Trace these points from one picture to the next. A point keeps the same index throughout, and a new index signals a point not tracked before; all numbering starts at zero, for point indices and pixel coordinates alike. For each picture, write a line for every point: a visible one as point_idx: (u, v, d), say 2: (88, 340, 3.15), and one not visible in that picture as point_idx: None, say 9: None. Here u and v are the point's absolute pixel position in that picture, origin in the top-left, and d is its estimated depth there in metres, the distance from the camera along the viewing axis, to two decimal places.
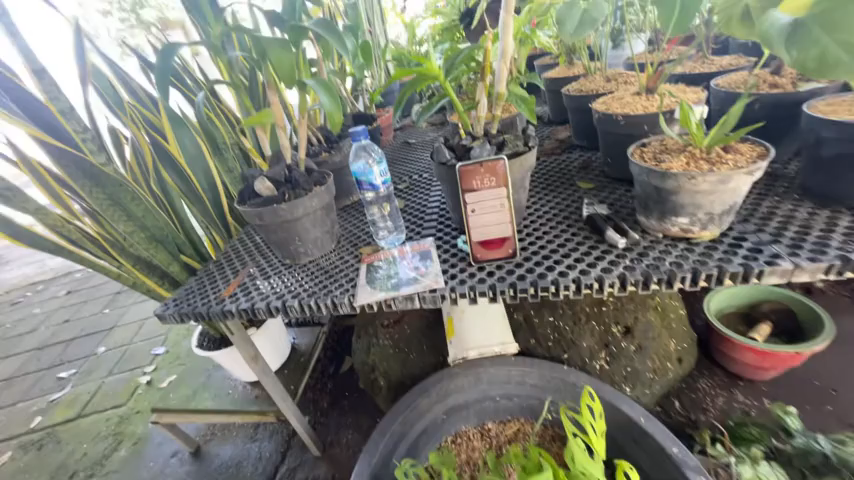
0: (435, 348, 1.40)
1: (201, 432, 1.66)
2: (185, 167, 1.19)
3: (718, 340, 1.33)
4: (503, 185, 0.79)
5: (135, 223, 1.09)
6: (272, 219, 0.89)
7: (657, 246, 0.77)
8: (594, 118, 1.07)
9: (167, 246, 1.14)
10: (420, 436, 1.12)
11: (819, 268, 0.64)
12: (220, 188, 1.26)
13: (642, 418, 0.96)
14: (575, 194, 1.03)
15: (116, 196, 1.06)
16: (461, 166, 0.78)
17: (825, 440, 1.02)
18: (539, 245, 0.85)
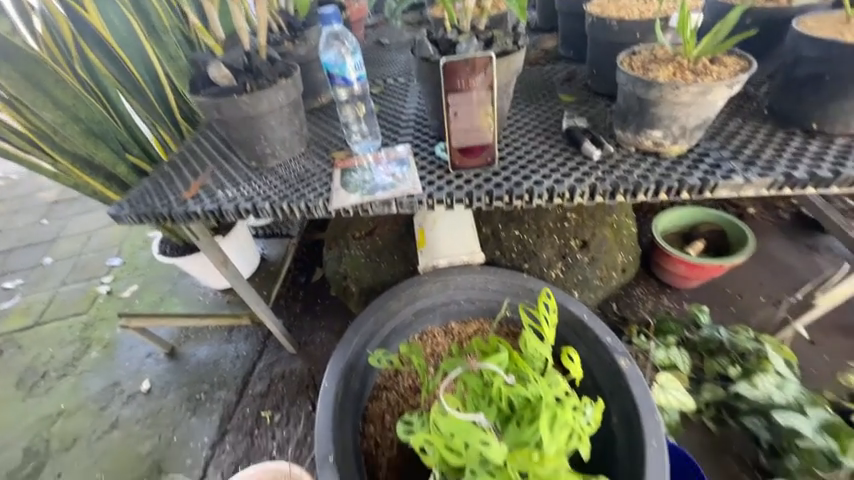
0: (406, 259, 1.45)
1: (175, 335, 1.70)
2: (116, 50, 1.00)
3: (659, 254, 1.50)
4: (489, 87, 0.75)
5: (65, 112, 1.00)
6: (232, 113, 0.81)
7: (628, 160, 0.79)
8: (587, 22, 1.00)
9: (107, 143, 1.09)
10: (391, 334, 1.22)
11: (763, 184, 0.72)
12: (163, 80, 1.10)
13: (585, 315, 1.08)
14: (556, 106, 1.01)
15: (35, 78, 0.94)
16: (446, 61, 0.72)
17: (725, 329, 1.20)
18: (517, 155, 0.85)
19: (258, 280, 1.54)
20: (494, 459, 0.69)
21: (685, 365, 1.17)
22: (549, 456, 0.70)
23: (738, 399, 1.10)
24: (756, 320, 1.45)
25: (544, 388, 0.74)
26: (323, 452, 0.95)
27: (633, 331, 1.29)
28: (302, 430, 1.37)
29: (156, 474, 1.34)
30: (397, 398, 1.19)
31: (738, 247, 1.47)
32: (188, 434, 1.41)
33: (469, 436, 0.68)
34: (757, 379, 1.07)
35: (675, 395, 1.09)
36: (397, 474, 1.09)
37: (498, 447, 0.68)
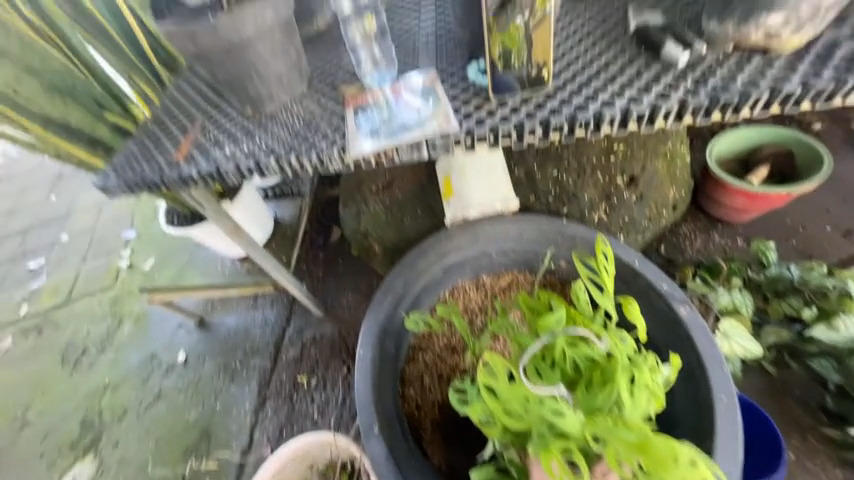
0: (430, 211, 1.31)
1: (200, 305, 1.67)
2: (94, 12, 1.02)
3: (713, 186, 1.34)
4: (545, 55, 0.71)
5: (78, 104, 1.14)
6: (225, 76, 0.80)
7: (711, 65, 0.70)
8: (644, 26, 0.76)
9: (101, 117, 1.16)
10: (422, 292, 1.15)
11: None
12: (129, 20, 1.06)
13: (636, 261, 0.95)
14: (616, 54, 0.76)
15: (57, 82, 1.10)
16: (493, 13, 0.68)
17: (795, 267, 1.06)
18: (582, 65, 0.76)
19: (275, 246, 1.48)
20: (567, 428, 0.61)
21: (749, 309, 1.04)
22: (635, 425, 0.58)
23: (804, 341, 1.00)
24: (819, 251, 1.31)
25: (615, 347, 0.65)
26: (367, 423, 0.91)
27: (688, 274, 1.14)
28: (340, 393, 1.36)
29: (207, 440, 1.37)
30: (434, 358, 1.16)
31: (808, 171, 1.28)
32: (230, 401, 1.43)
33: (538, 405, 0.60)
34: (839, 321, 0.95)
35: (741, 342, 0.99)
36: (441, 435, 1.07)
37: (574, 417, 0.59)
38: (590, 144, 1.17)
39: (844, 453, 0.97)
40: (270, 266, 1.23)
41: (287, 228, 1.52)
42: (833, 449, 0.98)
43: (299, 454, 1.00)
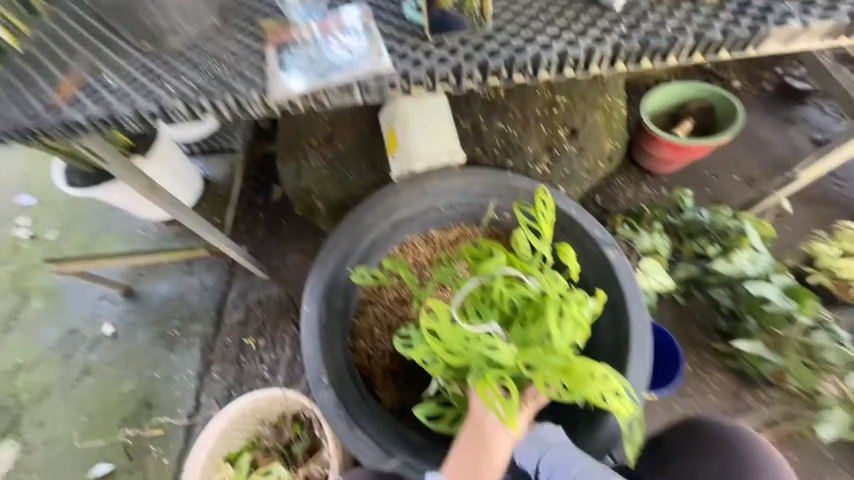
0: (375, 165, 1.25)
1: (124, 274, 1.51)
2: None
3: (644, 138, 1.42)
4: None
5: None
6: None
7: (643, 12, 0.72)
8: None
9: None
10: (369, 249, 1.11)
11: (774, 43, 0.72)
12: None
13: (574, 211, 1.01)
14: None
15: None
16: None
17: (707, 211, 1.18)
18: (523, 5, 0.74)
19: (206, 205, 1.35)
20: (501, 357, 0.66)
21: (666, 250, 1.17)
22: (559, 349, 0.64)
23: (710, 273, 1.15)
24: (726, 198, 1.48)
25: (546, 284, 0.70)
26: (315, 376, 0.92)
27: (618, 221, 1.23)
28: (290, 352, 1.34)
29: (147, 410, 1.31)
30: (383, 311, 1.18)
31: (724, 126, 1.40)
32: (171, 370, 1.36)
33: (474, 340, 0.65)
34: (735, 256, 1.09)
35: (656, 277, 1.11)
36: (392, 382, 1.12)
37: (507, 349, 0.64)
38: (534, 95, 1.18)
39: (727, 363, 1.16)
40: (201, 229, 1.12)
41: (219, 187, 1.38)
42: (719, 362, 1.18)
43: (247, 413, 0.99)
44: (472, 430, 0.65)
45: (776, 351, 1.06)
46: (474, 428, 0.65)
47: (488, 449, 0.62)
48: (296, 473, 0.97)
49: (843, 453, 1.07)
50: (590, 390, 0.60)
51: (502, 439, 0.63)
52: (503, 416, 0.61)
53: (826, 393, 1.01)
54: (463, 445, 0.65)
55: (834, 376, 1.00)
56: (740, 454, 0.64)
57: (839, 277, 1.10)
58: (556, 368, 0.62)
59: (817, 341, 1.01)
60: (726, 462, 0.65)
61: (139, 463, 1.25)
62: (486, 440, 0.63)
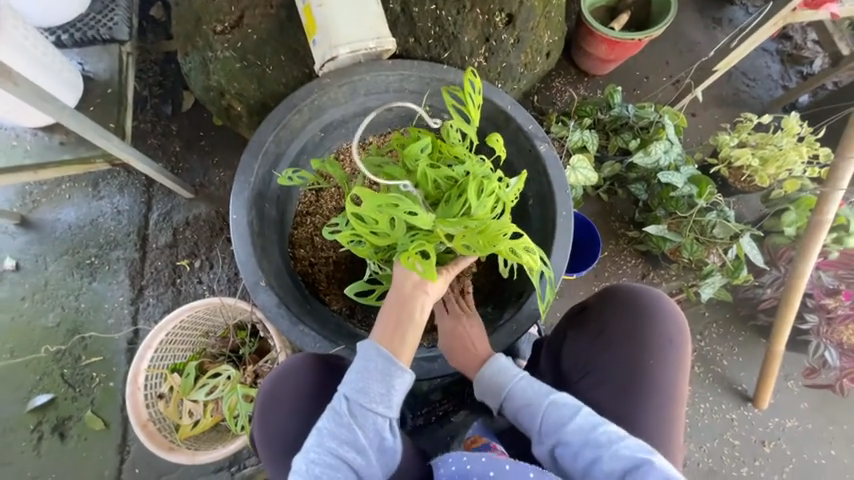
0: (297, 57, 1.10)
1: (13, 201, 1.31)
2: None
3: (583, 34, 1.38)
4: None
5: None
6: None
7: None
8: None
9: None
10: (300, 155, 1.06)
11: None
12: None
13: (508, 105, 0.99)
14: None
15: None
16: None
17: (633, 106, 1.23)
18: None
19: (95, 110, 1.14)
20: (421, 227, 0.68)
21: (594, 146, 1.22)
22: (478, 217, 0.69)
23: (630, 169, 1.23)
24: (653, 99, 1.54)
25: (470, 166, 0.71)
26: (253, 279, 0.88)
27: (552, 120, 1.28)
28: (231, 271, 1.30)
29: (79, 339, 1.24)
30: (323, 221, 1.16)
31: (658, 20, 1.39)
32: (97, 298, 1.27)
33: (392, 210, 0.65)
34: (652, 148, 1.15)
35: (582, 172, 1.17)
36: (338, 287, 1.14)
37: (426, 216, 0.66)
38: None
39: (637, 248, 1.32)
40: (89, 131, 0.96)
41: (108, 86, 1.15)
42: (632, 247, 1.33)
43: (187, 324, 0.97)
44: (393, 296, 0.67)
45: (677, 232, 1.20)
46: (396, 295, 0.67)
47: (410, 308, 0.66)
48: (247, 371, 0.99)
49: (717, 311, 1.31)
50: (503, 247, 0.69)
51: (421, 299, 0.67)
52: (423, 274, 0.66)
53: (711, 262, 1.19)
54: (386, 311, 0.67)
55: (719, 249, 1.18)
56: (648, 316, 0.76)
57: (733, 165, 1.21)
58: (475, 232, 0.67)
59: (709, 219, 1.15)
60: (638, 324, 0.76)
61: (82, 390, 1.21)
62: (408, 303, 0.66)
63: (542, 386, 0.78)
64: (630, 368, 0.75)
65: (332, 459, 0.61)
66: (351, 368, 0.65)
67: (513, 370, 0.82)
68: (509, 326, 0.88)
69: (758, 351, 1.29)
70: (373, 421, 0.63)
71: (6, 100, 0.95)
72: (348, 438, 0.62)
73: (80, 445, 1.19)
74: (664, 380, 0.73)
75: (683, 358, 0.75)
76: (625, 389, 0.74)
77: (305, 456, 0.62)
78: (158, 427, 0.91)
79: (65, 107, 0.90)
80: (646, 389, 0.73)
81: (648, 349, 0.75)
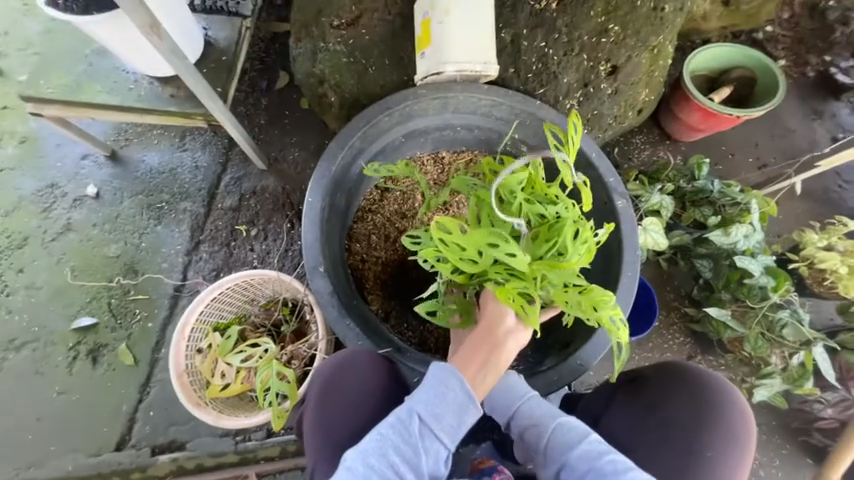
0: (399, 64, 1.15)
1: (109, 136, 1.42)
2: None
3: (678, 97, 1.36)
4: None
5: None
6: None
7: None
8: None
9: None
10: (379, 154, 1.09)
11: None
12: None
13: (594, 154, 0.98)
14: None
15: None
16: None
17: (719, 182, 1.19)
18: None
19: (207, 72, 1.22)
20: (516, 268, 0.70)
21: (669, 212, 1.18)
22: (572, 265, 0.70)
23: (699, 244, 1.18)
24: (735, 178, 1.48)
25: (565, 208, 0.72)
26: (312, 263, 0.90)
27: (630, 176, 1.25)
28: (281, 247, 1.34)
29: (132, 275, 1.31)
30: (383, 221, 1.18)
31: (759, 101, 1.35)
32: (158, 241, 1.34)
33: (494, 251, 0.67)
34: (732, 228, 1.10)
35: (652, 235, 1.14)
36: (381, 288, 1.14)
37: (522, 258, 0.68)
38: (586, 19, 1.09)
39: (689, 325, 1.25)
40: (202, 90, 1.03)
41: (223, 54, 1.24)
42: (684, 324, 1.26)
43: (239, 288, 1.01)
44: (486, 332, 0.70)
45: (741, 321, 1.14)
46: (489, 332, 0.70)
47: (500, 351, 0.69)
48: (283, 350, 1.01)
49: (763, 414, 1.22)
50: (603, 314, 0.70)
51: (510, 344, 0.70)
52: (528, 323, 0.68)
53: (772, 363, 1.12)
54: (475, 345, 0.69)
55: (782, 350, 1.11)
56: (714, 404, 0.72)
57: (816, 267, 1.14)
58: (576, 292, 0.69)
59: (781, 317, 1.09)
60: (702, 409, 0.72)
61: (122, 323, 1.27)
62: (498, 344, 0.69)
63: (550, 407, 0.75)
64: (687, 451, 0.70)
65: (389, 472, 0.62)
66: (428, 388, 0.66)
67: (523, 387, 0.78)
68: (551, 374, 0.85)
69: (801, 471, 1.18)
70: (437, 449, 0.65)
71: (132, 36, 1.03)
72: (409, 458, 0.63)
73: (107, 374, 1.24)
74: (724, 477, 0.67)
75: (747, 460, 0.69)
76: (680, 472, 0.69)
77: (363, 460, 0.62)
78: (191, 380, 0.94)
79: (189, 64, 0.98)
80: (705, 477, 0.67)
81: (711, 440, 0.70)
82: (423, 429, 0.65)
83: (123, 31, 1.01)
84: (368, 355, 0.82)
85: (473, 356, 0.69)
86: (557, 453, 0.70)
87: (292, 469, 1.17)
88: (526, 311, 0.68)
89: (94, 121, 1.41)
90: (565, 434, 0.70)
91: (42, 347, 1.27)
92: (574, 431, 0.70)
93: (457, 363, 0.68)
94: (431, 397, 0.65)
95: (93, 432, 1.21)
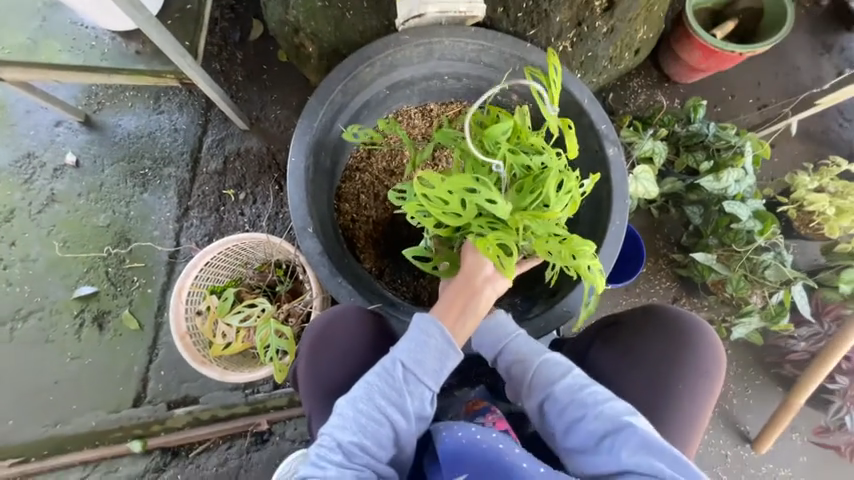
0: (379, 6, 1.06)
1: (79, 100, 1.34)
2: None
3: (679, 36, 1.28)
4: None
5: None
6: None
7: None
8: None
9: None
10: (362, 109, 1.04)
11: None
12: None
13: (586, 100, 0.93)
14: None
15: None
16: None
17: (714, 125, 1.16)
18: None
19: (171, 24, 1.13)
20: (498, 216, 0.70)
21: (662, 159, 1.16)
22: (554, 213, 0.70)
23: (691, 190, 1.18)
24: (733, 121, 1.44)
25: (549, 158, 0.72)
26: (301, 224, 0.90)
27: (624, 122, 1.22)
28: (271, 209, 1.33)
29: (125, 243, 1.31)
30: (371, 180, 1.16)
31: (765, 36, 1.27)
32: (146, 209, 1.33)
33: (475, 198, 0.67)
34: (724, 174, 1.09)
35: (643, 183, 1.12)
36: (373, 247, 1.15)
37: (504, 205, 0.68)
38: None
39: (676, 271, 1.28)
40: (168, 45, 0.97)
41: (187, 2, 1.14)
42: (671, 270, 1.29)
43: (231, 251, 1.02)
44: (464, 283, 0.72)
45: (726, 265, 1.16)
46: (468, 281, 0.72)
47: (478, 300, 0.71)
48: (280, 309, 1.05)
49: (740, 351, 1.29)
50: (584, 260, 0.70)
51: (489, 292, 0.72)
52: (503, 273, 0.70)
53: (752, 302, 1.16)
54: (455, 295, 0.72)
55: (763, 291, 1.15)
56: (688, 343, 0.76)
57: (804, 209, 1.14)
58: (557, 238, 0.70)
59: (764, 259, 1.11)
60: (678, 349, 0.76)
61: (122, 290, 1.30)
62: (477, 293, 0.71)
63: (538, 345, 0.79)
64: (661, 385, 0.75)
65: (377, 414, 0.67)
66: (409, 339, 0.70)
67: (512, 327, 0.81)
68: (538, 321, 0.89)
69: (771, 399, 1.28)
70: (422, 391, 0.69)
71: None
72: (395, 400, 0.68)
73: (114, 339, 1.29)
74: (691, 407, 0.74)
75: (713, 391, 0.75)
76: (652, 404, 0.75)
77: (352, 405, 0.68)
78: (193, 340, 0.98)
79: (148, 15, 0.90)
80: (674, 407, 0.74)
81: (683, 375, 0.75)
82: (406, 374, 0.68)
83: None
84: (356, 313, 0.85)
85: (453, 304, 0.72)
86: (543, 385, 0.74)
87: (301, 416, 1.27)
88: (502, 261, 0.69)
89: (61, 84, 1.33)
90: (552, 368, 0.75)
91: (48, 316, 1.30)
92: (559, 366, 0.75)
93: (438, 312, 0.71)
94: (412, 346, 0.69)
95: (110, 391, 1.28)
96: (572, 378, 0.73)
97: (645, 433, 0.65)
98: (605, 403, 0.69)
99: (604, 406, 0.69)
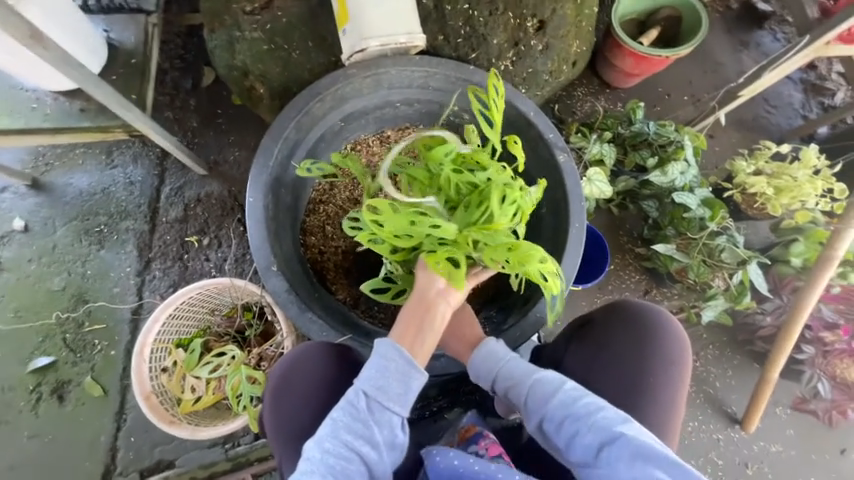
0: (324, 44, 1.10)
1: (26, 163, 1.30)
2: None
3: (611, 45, 1.37)
4: None
5: None
6: None
7: None
8: None
9: None
10: (318, 143, 1.06)
11: None
12: None
13: (531, 113, 0.98)
14: None
15: None
16: None
17: (654, 123, 1.23)
18: None
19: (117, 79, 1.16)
20: (447, 236, 0.74)
21: (611, 159, 1.22)
22: (498, 226, 0.73)
23: (643, 186, 1.23)
24: (673, 117, 1.53)
25: (491, 173, 0.75)
26: (264, 263, 0.88)
27: (572, 130, 1.28)
28: (238, 251, 1.30)
29: (83, 306, 1.25)
30: (335, 211, 1.16)
31: (687, 40, 1.38)
32: (104, 266, 1.27)
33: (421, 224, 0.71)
34: (669, 167, 1.16)
35: (597, 185, 1.17)
36: (345, 277, 1.14)
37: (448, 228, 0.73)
38: None
39: (643, 264, 1.32)
40: (112, 101, 0.95)
41: (132, 56, 1.19)
42: (638, 263, 1.34)
43: (195, 300, 0.98)
44: (418, 302, 0.71)
45: (686, 252, 1.21)
46: (421, 298, 0.71)
47: (432, 316, 0.71)
48: (251, 353, 1.01)
49: (715, 333, 1.32)
50: (531, 267, 0.73)
51: (443, 307, 0.72)
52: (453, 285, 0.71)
53: (715, 285, 1.21)
54: (408, 314, 0.71)
55: (724, 272, 1.20)
56: (652, 334, 0.78)
57: (747, 192, 1.22)
58: (504, 249, 0.72)
59: (718, 243, 1.17)
60: (644, 341, 0.77)
61: (83, 356, 1.22)
62: (431, 309, 0.71)
63: (530, 366, 0.78)
64: (633, 380, 0.76)
65: (345, 450, 0.64)
66: (370, 367, 0.68)
67: (502, 351, 0.81)
68: (513, 331, 0.89)
69: (751, 376, 1.31)
70: (389, 418, 0.67)
71: (19, 52, 0.94)
72: (362, 433, 0.66)
73: (77, 410, 1.20)
74: (665, 397, 0.75)
75: (683, 378, 0.77)
76: (627, 400, 0.75)
77: (319, 446, 0.65)
78: (160, 400, 0.92)
79: (89, 74, 0.90)
80: (649, 401, 0.74)
81: (652, 367, 0.76)
82: (370, 403, 0.67)
83: (8, 48, 0.92)
84: (319, 348, 0.82)
85: (408, 325, 0.70)
86: (539, 406, 0.73)
87: None
88: (452, 272, 0.71)
89: (5, 149, 1.29)
90: (544, 387, 0.74)
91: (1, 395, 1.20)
92: (551, 383, 0.74)
93: (394, 334, 0.70)
94: (374, 374, 0.67)
95: (76, 468, 1.18)
96: (564, 394, 0.72)
97: (640, 439, 0.64)
98: (599, 413, 0.68)
99: (597, 417, 0.68)
